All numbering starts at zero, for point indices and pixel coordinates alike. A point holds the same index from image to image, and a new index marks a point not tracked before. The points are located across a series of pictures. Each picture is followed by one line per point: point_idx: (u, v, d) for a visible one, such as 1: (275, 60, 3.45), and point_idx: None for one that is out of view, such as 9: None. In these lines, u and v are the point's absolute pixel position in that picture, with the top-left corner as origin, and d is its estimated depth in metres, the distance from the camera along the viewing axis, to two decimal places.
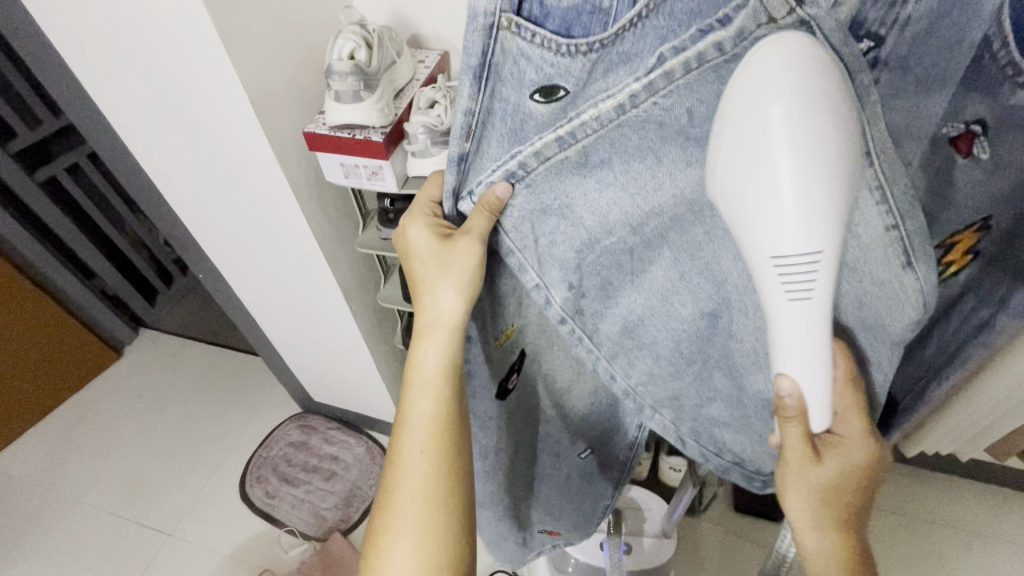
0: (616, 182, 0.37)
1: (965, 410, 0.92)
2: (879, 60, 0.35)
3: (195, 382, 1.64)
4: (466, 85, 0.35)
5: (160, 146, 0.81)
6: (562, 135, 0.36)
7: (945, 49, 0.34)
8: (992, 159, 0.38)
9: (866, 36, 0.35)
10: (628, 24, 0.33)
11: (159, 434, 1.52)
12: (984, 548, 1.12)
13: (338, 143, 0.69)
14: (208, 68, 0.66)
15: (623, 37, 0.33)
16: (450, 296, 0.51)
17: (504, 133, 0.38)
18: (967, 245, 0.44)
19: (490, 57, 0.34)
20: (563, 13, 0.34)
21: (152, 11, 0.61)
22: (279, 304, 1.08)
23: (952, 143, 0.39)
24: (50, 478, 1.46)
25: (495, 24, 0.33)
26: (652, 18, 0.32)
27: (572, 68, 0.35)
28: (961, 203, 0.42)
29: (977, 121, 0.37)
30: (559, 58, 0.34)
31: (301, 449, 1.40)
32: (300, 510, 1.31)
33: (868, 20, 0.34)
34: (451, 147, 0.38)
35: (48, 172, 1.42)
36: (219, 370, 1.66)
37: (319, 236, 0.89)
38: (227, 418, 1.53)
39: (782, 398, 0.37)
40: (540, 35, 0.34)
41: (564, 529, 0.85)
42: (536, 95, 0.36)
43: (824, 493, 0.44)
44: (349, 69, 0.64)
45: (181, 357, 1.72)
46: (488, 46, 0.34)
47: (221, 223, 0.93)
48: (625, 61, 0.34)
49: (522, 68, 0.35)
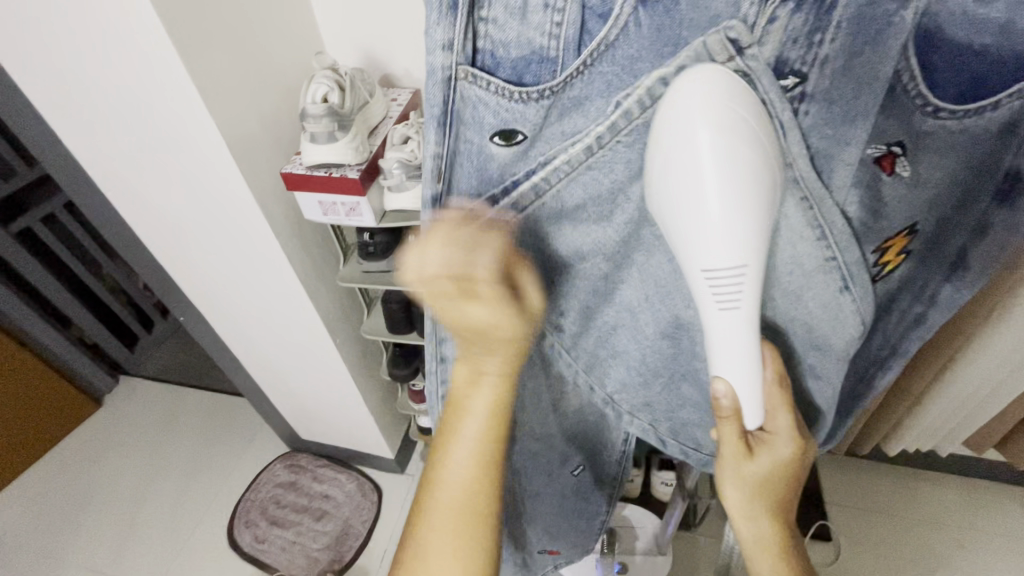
0: (589, 219, 0.39)
1: (938, 406, 0.95)
2: (801, 98, 0.32)
3: (177, 427, 1.60)
4: (431, 133, 0.35)
5: (127, 178, 0.80)
6: (508, 174, 0.36)
7: (859, 86, 0.31)
8: (911, 172, 0.36)
9: (790, 74, 0.31)
10: (574, 72, 0.32)
11: (143, 483, 1.48)
12: (966, 539, 1.16)
13: (315, 181, 0.71)
14: (184, 111, 0.67)
15: (572, 84, 0.33)
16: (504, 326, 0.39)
17: (472, 174, 0.37)
18: (898, 246, 0.39)
19: (451, 106, 0.34)
20: (513, 63, 0.33)
21: (126, 62, 0.63)
22: (267, 347, 1.09)
23: (878, 163, 0.35)
24: (25, 540, 1.41)
25: (452, 76, 0.33)
26: (596, 66, 0.32)
27: (526, 113, 0.34)
28: (892, 214, 0.37)
29: (897, 141, 0.34)
30: (511, 104, 0.34)
31: (290, 489, 1.38)
32: (292, 553, 1.28)
33: (791, 58, 0.31)
34: (423, 191, 0.37)
35: (23, 224, 1.41)
36: (201, 412, 1.63)
37: (301, 273, 0.90)
38: (213, 461, 1.50)
39: (717, 399, 0.39)
40: (495, 83, 0.33)
41: (563, 548, 0.83)
42: (496, 138, 0.35)
43: (750, 482, 0.45)
44: (323, 112, 0.66)
45: (163, 403, 1.68)
46: (446, 96, 0.34)
47: (188, 252, 0.91)
48: (578, 106, 0.34)
49: (480, 114, 0.34)
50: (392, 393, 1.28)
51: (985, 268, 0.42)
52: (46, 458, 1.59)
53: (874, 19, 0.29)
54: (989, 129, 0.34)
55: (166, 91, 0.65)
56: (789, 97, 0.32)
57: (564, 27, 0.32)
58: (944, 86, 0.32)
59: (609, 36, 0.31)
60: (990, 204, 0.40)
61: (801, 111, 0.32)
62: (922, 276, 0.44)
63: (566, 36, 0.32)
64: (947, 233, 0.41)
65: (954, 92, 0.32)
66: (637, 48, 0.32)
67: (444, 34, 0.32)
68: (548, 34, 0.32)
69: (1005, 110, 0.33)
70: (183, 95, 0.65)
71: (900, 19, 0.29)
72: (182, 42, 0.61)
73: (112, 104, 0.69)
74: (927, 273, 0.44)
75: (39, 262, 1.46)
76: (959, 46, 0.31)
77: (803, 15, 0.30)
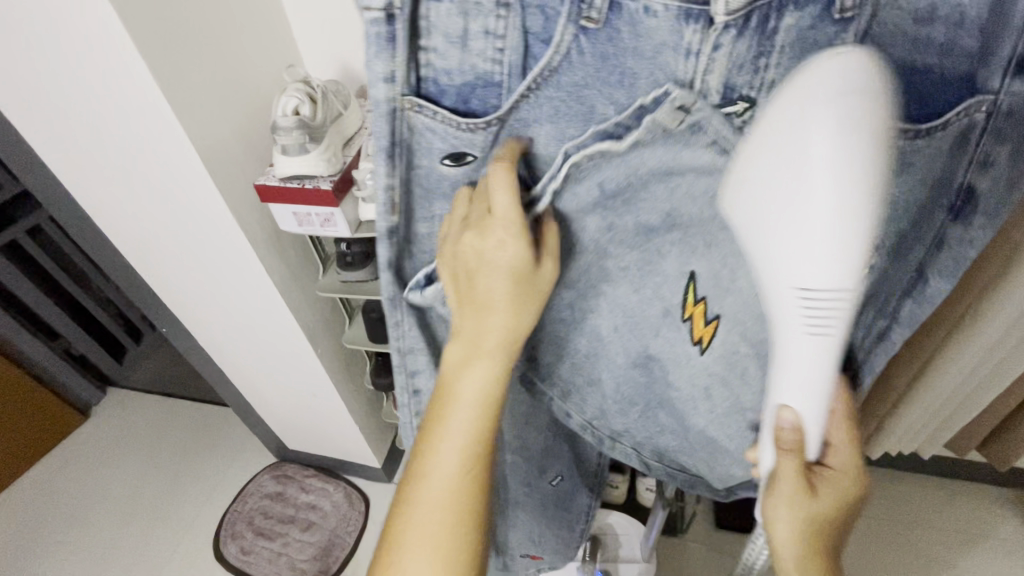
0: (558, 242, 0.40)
1: (919, 410, 0.95)
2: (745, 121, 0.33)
3: (166, 437, 1.59)
4: (380, 163, 0.36)
5: (105, 192, 0.81)
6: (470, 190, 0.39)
7: None
8: None
9: (739, 98, 0.33)
10: (519, 97, 0.34)
11: (129, 495, 1.47)
12: (952, 543, 1.15)
13: (288, 193, 0.71)
14: (159, 126, 0.67)
15: (517, 108, 0.34)
16: (506, 254, 0.37)
17: (425, 195, 0.39)
18: None
19: (399, 135, 0.35)
20: (457, 89, 0.34)
21: (97, 78, 0.63)
22: (250, 358, 1.09)
23: None
24: (11, 553, 1.40)
25: (397, 107, 0.34)
26: (542, 90, 0.33)
27: (474, 140, 0.36)
28: None
29: None
30: (458, 131, 0.35)
31: (277, 500, 1.37)
32: (278, 564, 1.27)
33: (739, 83, 0.32)
34: (378, 222, 0.39)
35: (9, 236, 1.41)
36: (190, 422, 1.62)
37: (281, 283, 0.90)
38: (201, 472, 1.49)
39: (781, 428, 0.37)
40: (440, 113, 0.34)
41: (545, 554, 0.80)
42: (445, 160, 0.37)
43: (809, 529, 0.42)
44: (294, 124, 0.67)
45: (150, 414, 1.67)
46: (393, 126, 0.35)
47: (168, 265, 0.91)
48: (523, 127, 0.35)
49: (429, 140, 0.36)
50: (377, 402, 1.28)
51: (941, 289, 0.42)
52: (33, 470, 1.58)
53: (809, 44, 0.31)
54: (944, 145, 0.35)
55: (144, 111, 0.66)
56: (741, 118, 0.33)
57: (506, 53, 0.33)
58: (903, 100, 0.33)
59: (552, 62, 0.32)
60: (945, 221, 0.39)
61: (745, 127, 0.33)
62: (885, 291, 0.43)
63: (509, 62, 0.33)
64: (903, 249, 0.40)
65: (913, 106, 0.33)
66: (581, 74, 0.33)
67: (385, 67, 0.32)
68: (491, 60, 0.33)
69: (954, 129, 0.34)
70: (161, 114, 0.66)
71: (840, 40, 0.31)
72: (154, 59, 0.62)
73: (86, 119, 0.69)
74: (890, 286, 0.43)
75: (24, 274, 1.46)
76: (905, 61, 0.32)
77: (746, 41, 0.31)
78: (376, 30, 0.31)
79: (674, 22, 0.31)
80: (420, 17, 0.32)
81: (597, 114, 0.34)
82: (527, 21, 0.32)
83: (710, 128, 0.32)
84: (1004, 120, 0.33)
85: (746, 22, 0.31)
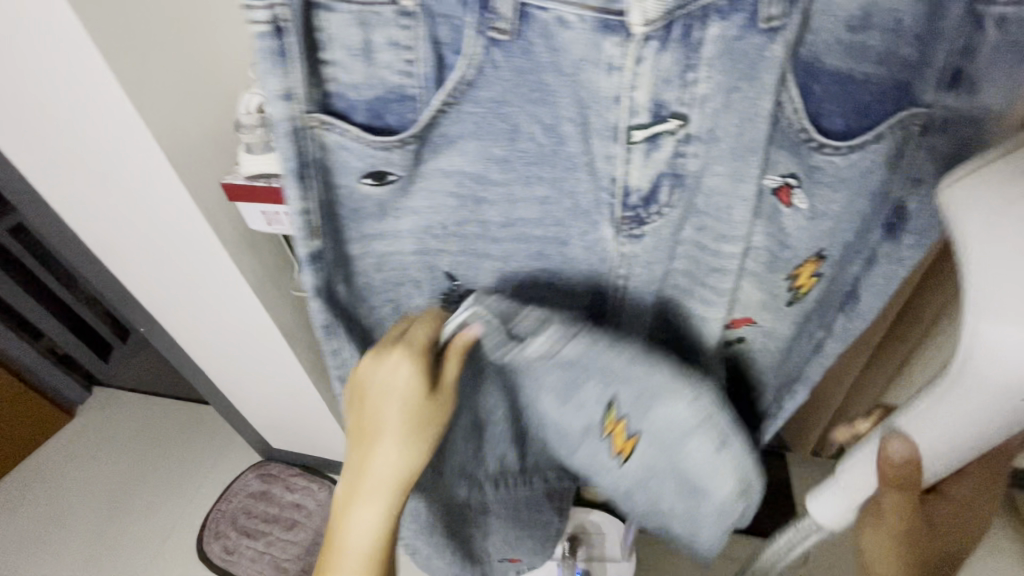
0: (506, 257, 0.34)
1: None
2: (684, 138, 0.27)
3: (149, 436, 1.52)
4: (289, 188, 0.26)
5: (66, 190, 0.70)
6: (401, 213, 0.31)
7: (744, 122, 0.27)
8: (812, 208, 0.32)
9: (672, 115, 0.27)
10: (439, 113, 0.26)
11: (109, 500, 1.41)
12: None
13: (256, 193, 0.70)
14: (123, 123, 0.58)
15: (442, 121, 0.27)
16: (410, 408, 0.33)
17: (345, 225, 0.30)
18: (812, 270, 0.35)
19: (307, 160, 0.26)
20: (368, 103, 0.26)
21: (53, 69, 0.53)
22: (235, 355, 1.06)
23: (774, 195, 0.32)
24: None
25: (298, 126, 0.25)
26: (464, 105, 0.26)
27: (392, 159, 0.27)
28: (798, 243, 0.34)
29: (792, 174, 0.31)
30: (375, 150, 0.27)
31: (261, 499, 1.34)
32: (261, 563, 1.25)
33: (668, 99, 0.26)
34: (298, 262, 0.29)
35: None
36: (175, 420, 1.55)
37: (253, 282, 0.88)
38: (189, 472, 1.44)
39: (909, 459, 0.32)
40: (351, 131, 0.26)
41: (523, 556, 0.79)
42: (365, 178, 0.28)
43: None
44: (257, 122, 0.65)
45: (121, 416, 1.57)
46: (298, 148, 0.25)
47: (144, 263, 0.85)
48: (449, 144, 0.28)
49: (346, 159, 0.27)
50: None
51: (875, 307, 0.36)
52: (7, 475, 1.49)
53: (745, 54, 0.25)
54: (876, 163, 0.30)
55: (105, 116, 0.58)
56: (672, 141, 0.28)
57: (419, 65, 0.25)
58: (829, 115, 0.29)
59: (468, 75, 0.25)
60: (878, 238, 0.34)
61: (686, 154, 0.28)
62: None
63: (424, 74, 0.26)
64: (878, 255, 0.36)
65: (842, 122, 0.29)
66: (500, 89, 0.26)
67: (280, 84, 0.23)
68: (404, 71, 0.26)
69: (889, 144, 0.30)
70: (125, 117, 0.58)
71: (772, 52, 0.25)
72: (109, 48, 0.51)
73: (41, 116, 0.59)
74: None
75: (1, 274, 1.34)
76: (841, 72, 0.28)
77: (673, 53, 0.25)
78: (261, 43, 0.23)
79: (591, 35, 0.25)
80: (314, 21, 0.24)
81: (521, 133, 0.28)
82: (438, 29, 0.25)
83: (626, 165, 0.28)
84: (938, 137, 0.30)
85: (669, 35, 0.25)
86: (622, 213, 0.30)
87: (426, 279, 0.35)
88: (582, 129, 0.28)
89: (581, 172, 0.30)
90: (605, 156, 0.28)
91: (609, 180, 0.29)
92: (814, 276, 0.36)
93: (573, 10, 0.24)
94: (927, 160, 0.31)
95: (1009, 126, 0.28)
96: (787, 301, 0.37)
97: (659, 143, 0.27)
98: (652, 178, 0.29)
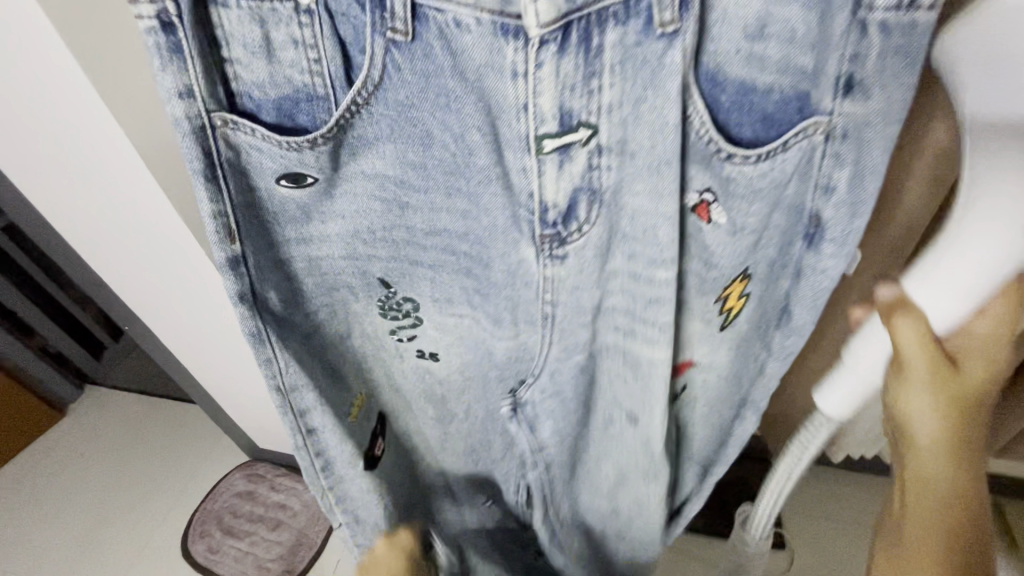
0: (440, 265, 0.37)
1: None
2: (597, 149, 0.29)
3: (107, 447, 1.29)
4: (200, 190, 0.29)
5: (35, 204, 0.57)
6: (326, 216, 0.33)
7: (655, 130, 0.28)
8: (730, 221, 0.33)
9: (580, 124, 0.28)
10: (348, 112, 0.28)
11: (63, 513, 1.19)
12: None
13: None
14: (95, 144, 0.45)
15: (354, 123, 0.29)
16: None
17: (272, 224, 0.33)
18: (740, 291, 0.37)
19: (217, 158, 0.28)
20: (276, 104, 0.28)
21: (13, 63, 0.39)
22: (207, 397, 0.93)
23: (694, 213, 0.33)
24: None
25: (207, 125, 0.27)
26: (374, 106, 0.28)
27: (305, 160, 0.29)
28: (722, 264, 0.35)
29: (707, 189, 0.32)
30: (285, 151, 0.29)
31: (246, 499, 1.13)
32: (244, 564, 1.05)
33: (575, 108, 0.27)
34: (215, 255, 0.31)
35: None
36: (136, 427, 1.31)
37: None
38: (157, 483, 1.21)
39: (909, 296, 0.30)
40: (259, 131, 0.28)
41: None
42: (283, 181, 0.30)
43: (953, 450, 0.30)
44: None
45: (89, 420, 1.35)
46: (207, 147, 0.28)
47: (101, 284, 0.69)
48: (367, 145, 0.30)
49: (260, 160, 0.29)
50: None
51: (807, 321, 0.36)
52: None
53: (647, 58, 0.26)
54: (783, 176, 0.31)
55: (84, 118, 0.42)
56: (584, 152, 0.29)
57: (324, 63, 0.27)
58: (737, 124, 0.29)
59: (373, 76, 0.27)
60: (801, 249, 0.34)
61: (600, 165, 0.29)
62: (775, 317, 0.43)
63: (330, 72, 0.28)
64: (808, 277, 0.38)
65: (751, 130, 0.30)
66: (405, 93, 0.28)
67: (177, 81, 0.25)
68: (308, 71, 0.27)
69: (795, 155, 0.30)
70: (100, 122, 0.42)
71: (669, 60, 0.25)
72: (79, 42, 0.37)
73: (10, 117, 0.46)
74: None
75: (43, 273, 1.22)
76: (743, 82, 0.28)
77: (573, 60, 0.26)
78: (155, 39, 0.25)
79: (490, 38, 0.26)
80: (212, 22, 0.26)
81: (435, 140, 0.30)
82: (339, 27, 0.27)
83: (539, 177, 0.29)
84: (841, 145, 0.29)
85: (568, 38, 0.25)
86: (541, 229, 0.31)
87: (360, 285, 0.38)
88: (494, 138, 0.30)
89: (496, 186, 0.31)
90: (520, 169, 0.30)
91: (528, 196, 0.31)
92: (744, 295, 0.38)
93: (470, 13, 0.25)
94: (836, 167, 0.30)
95: (894, 123, 0.28)
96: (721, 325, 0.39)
97: (571, 153, 0.29)
98: (569, 194, 0.30)
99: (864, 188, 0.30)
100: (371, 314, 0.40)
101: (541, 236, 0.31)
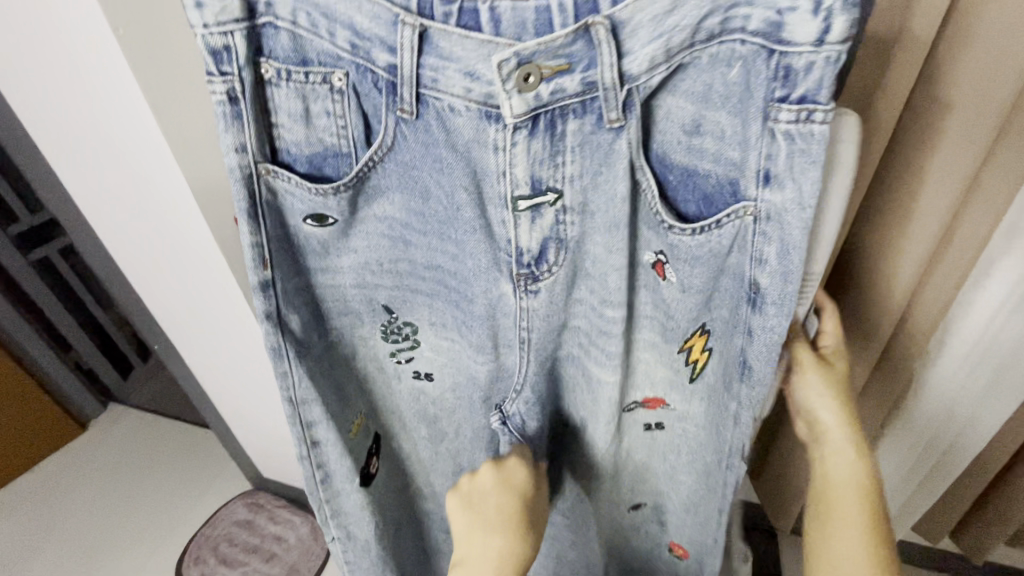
0: (441, 301, 0.43)
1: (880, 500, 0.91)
2: (562, 210, 0.35)
3: (113, 462, 1.26)
4: (243, 224, 0.35)
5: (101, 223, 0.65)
6: (344, 251, 0.40)
7: (608, 201, 0.34)
8: (681, 282, 0.39)
9: (548, 189, 0.34)
10: (368, 166, 0.35)
11: (55, 535, 1.14)
12: None
13: None
14: (155, 173, 0.53)
15: (373, 175, 0.35)
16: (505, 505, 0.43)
17: (296, 257, 0.39)
18: (701, 345, 0.42)
19: (258, 199, 0.34)
20: (308, 158, 0.35)
21: (101, 102, 0.48)
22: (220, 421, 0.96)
23: (652, 268, 0.39)
24: None
25: (254, 173, 0.34)
26: (387, 162, 0.35)
27: (328, 204, 0.35)
28: (681, 316, 0.41)
29: (660, 251, 0.38)
30: (313, 196, 0.35)
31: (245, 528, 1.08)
32: None
33: (544, 177, 0.33)
34: (250, 277, 0.36)
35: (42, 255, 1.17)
36: (143, 444, 1.29)
37: None
38: (157, 505, 1.16)
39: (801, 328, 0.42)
40: (294, 178, 0.35)
41: None
42: (308, 220, 0.36)
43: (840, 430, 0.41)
44: None
45: (99, 434, 1.33)
46: (251, 190, 0.34)
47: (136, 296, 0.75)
48: (380, 194, 0.37)
49: (294, 203, 0.36)
50: None
51: (767, 374, 0.37)
52: None
53: (596, 149, 0.33)
54: (720, 248, 0.36)
55: (154, 156, 0.51)
56: (552, 210, 0.35)
57: (350, 129, 0.35)
58: (683, 200, 0.37)
59: (387, 140, 0.34)
60: (747, 311, 0.37)
61: (565, 221, 0.35)
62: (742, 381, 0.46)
63: (354, 136, 0.35)
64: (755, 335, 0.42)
65: (694, 207, 0.37)
66: (411, 156, 0.35)
67: (235, 139, 0.32)
68: (338, 134, 0.35)
69: (729, 231, 0.35)
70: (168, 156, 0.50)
71: (616, 147, 0.32)
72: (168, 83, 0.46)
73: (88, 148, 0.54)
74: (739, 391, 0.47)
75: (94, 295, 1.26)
76: (686, 167, 0.36)
77: (540, 142, 0.32)
78: (222, 108, 0.32)
79: (476, 121, 0.32)
80: (266, 99, 0.33)
81: (432, 194, 0.36)
82: (363, 103, 0.35)
83: (515, 229, 0.35)
84: (766, 225, 0.33)
85: (536, 126, 0.32)
86: (518, 269, 0.36)
87: (367, 311, 0.43)
88: (480, 197, 0.36)
89: (480, 235, 0.37)
90: (500, 222, 0.36)
91: (506, 243, 0.36)
92: (706, 350, 0.42)
93: (461, 103, 0.32)
94: (765, 243, 0.34)
95: (808, 211, 0.32)
96: (692, 377, 0.44)
97: (540, 212, 0.34)
98: (540, 242, 0.35)
99: (791, 261, 0.33)
100: (375, 337, 0.45)
101: (517, 275, 0.36)
